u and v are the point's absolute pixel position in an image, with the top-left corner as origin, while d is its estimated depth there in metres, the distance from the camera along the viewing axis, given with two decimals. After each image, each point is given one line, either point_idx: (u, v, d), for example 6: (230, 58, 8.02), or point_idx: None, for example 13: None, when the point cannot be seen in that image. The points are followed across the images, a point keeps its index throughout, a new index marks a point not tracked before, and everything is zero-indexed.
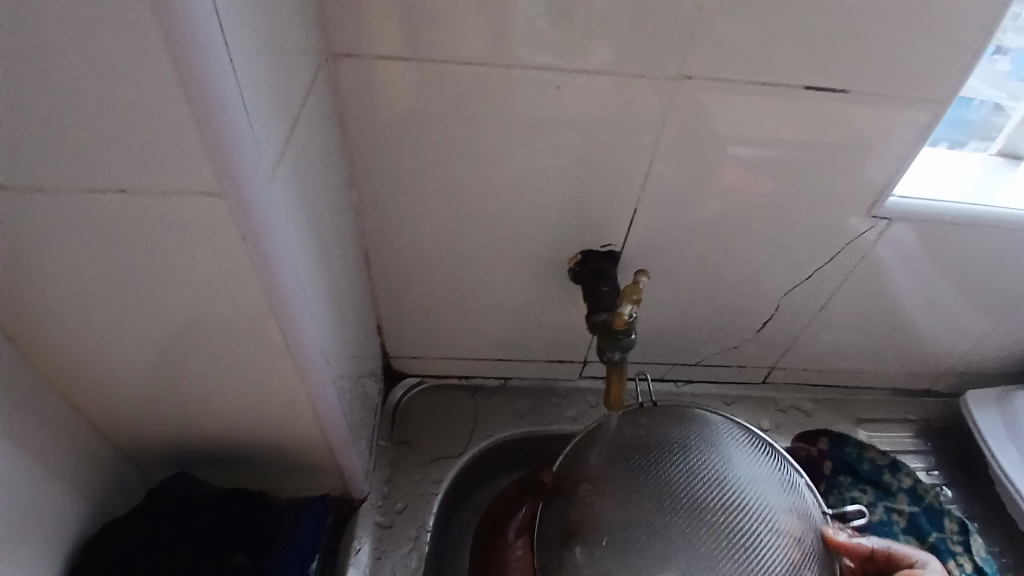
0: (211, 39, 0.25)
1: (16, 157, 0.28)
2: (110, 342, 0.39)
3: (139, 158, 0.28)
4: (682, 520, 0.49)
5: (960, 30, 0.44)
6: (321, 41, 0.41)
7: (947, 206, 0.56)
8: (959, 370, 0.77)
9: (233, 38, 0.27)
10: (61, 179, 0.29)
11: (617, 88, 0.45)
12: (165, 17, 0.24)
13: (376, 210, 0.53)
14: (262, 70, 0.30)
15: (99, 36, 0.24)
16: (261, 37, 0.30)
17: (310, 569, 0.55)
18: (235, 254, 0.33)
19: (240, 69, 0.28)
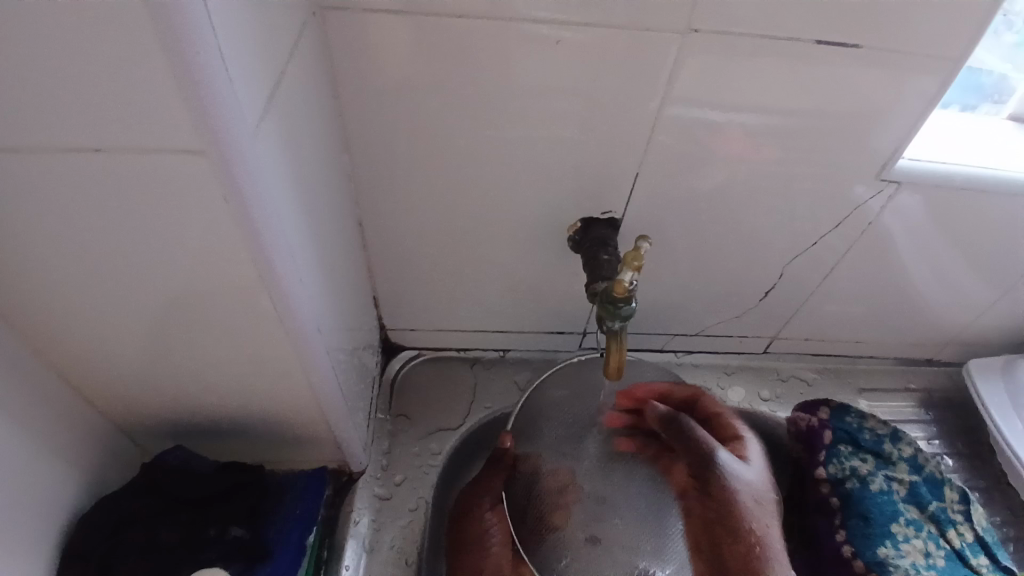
0: None
1: None
2: (95, 312, 0.38)
3: (115, 112, 0.26)
4: (589, 478, 0.57)
5: None
6: None
7: (957, 172, 0.54)
8: (962, 340, 0.76)
9: None
10: (36, 136, 0.27)
11: (620, 46, 0.43)
12: None
13: (369, 176, 0.51)
14: (243, 17, 0.28)
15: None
16: None
17: (309, 540, 0.54)
18: (220, 218, 0.31)
19: (220, 15, 0.26)
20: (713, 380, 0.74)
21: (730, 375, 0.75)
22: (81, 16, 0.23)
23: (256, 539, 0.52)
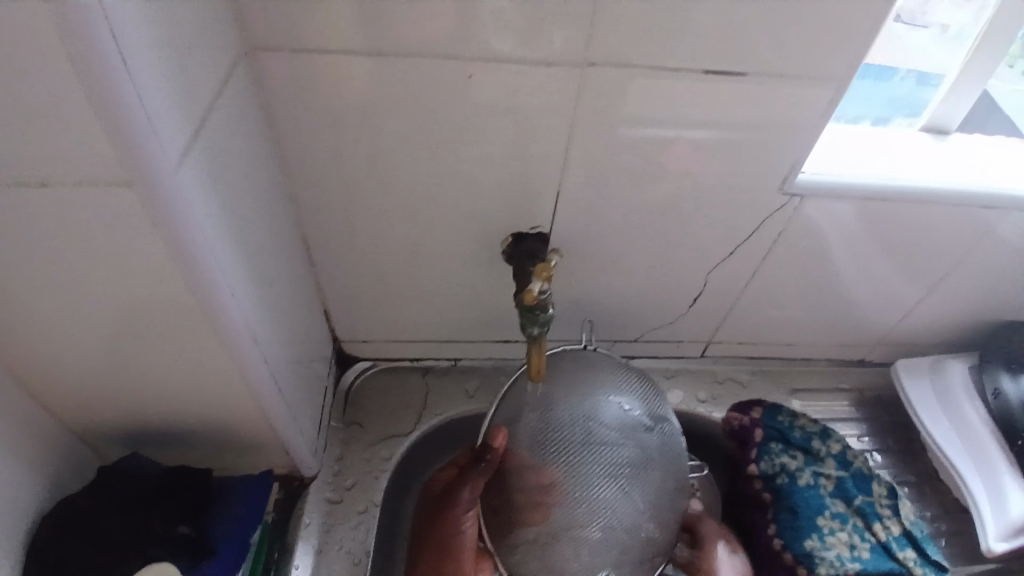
0: (106, 44, 0.27)
1: None
2: (47, 332, 0.41)
3: (46, 148, 0.30)
4: (582, 481, 0.55)
5: (850, 18, 0.46)
6: (238, 38, 0.43)
7: (858, 182, 0.59)
8: (887, 341, 0.81)
9: (130, 40, 0.29)
10: None
11: (527, 78, 0.48)
12: (60, 21, 0.26)
13: (311, 199, 0.55)
14: (164, 66, 0.32)
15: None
16: (161, 34, 0.32)
17: (251, 539, 0.58)
18: (153, 242, 0.35)
19: (140, 68, 0.30)
20: (654, 384, 0.78)
21: (670, 379, 0.79)
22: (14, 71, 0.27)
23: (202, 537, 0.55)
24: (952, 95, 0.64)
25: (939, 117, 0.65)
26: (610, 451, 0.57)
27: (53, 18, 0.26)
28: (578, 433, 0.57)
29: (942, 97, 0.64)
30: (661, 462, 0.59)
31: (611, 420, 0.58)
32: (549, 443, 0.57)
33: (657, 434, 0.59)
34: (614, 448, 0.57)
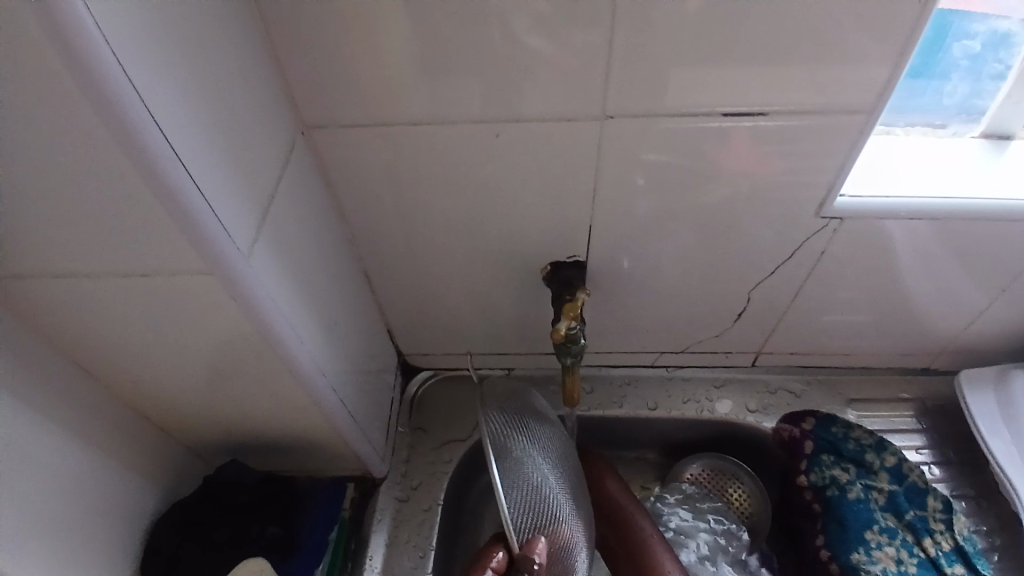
0: (180, 178, 0.34)
1: (77, 265, 0.38)
2: (161, 376, 0.50)
3: (145, 258, 0.38)
4: (566, 523, 0.59)
5: (866, 54, 0.47)
6: (295, 119, 0.51)
7: (900, 203, 0.59)
8: (952, 349, 0.78)
9: (197, 168, 0.36)
10: (106, 273, 0.39)
11: (548, 131, 0.52)
12: (146, 170, 0.33)
13: (369, 239, 0.63)
14: (227, 174, 0.39)
15: (96, 185, 0.33)
16: (224, 148, 0.39)
17: (330, 537, 0.67)
18: (235, 311, 0.42)
19: (208, 187, 0.37)
20: (703, 393, 0.80)
21: (719, 388, 0.80)
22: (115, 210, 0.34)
23: (289, 535, 0.65)
24: (1011, 100, 0.61)
25: (1000, 120, 0.63)
26: (565, 493, 0.61)
27: (141, 169, 0.32)
28: (545, 493, 0.58)
29: (1000, 100, 0.61)
30: (566, 467, 0.65)
31: (535, 464, 0.60)
32: (537, 514, 0.56)
33: (550, 450, 0.64)
34: (560, 484, 0.61)
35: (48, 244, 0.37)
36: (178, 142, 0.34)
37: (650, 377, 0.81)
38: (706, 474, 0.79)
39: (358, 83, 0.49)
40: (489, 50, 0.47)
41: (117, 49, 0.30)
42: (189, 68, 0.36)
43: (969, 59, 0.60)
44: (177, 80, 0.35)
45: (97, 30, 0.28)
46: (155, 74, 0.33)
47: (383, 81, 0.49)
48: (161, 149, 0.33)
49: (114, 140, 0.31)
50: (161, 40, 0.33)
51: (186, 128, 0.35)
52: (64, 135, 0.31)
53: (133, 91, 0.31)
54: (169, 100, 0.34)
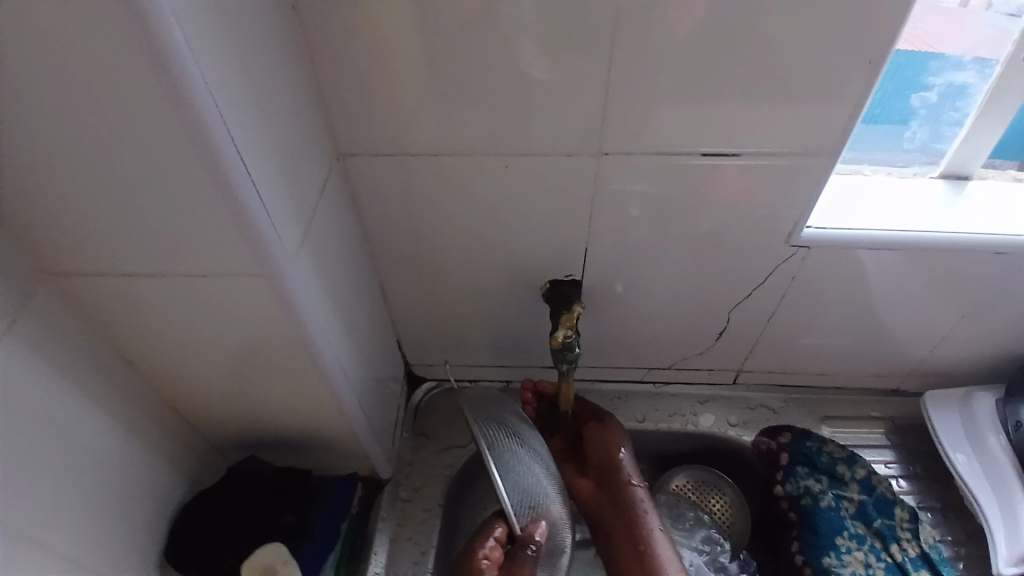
0: (253, 202, 0.40)
1: (148, 264, 0.44)
2: (200, 370, 0.56)
3: (207, 261, 0.44)
4: (555, 508, 0.62)
5: (827, 106, 0.54)
6: (331, 146, 0.58)
7: (861, 234, 0.65)
8: (918, 372, 0.85)
9: (266, 190, 0.42)
10: (171, 273, 0.45)
11: (552, 164, 0.59)
12: (228, 194, 0.39)
13: (387, 255, 0.69)
14: (284, 194, 0.46)
15: (181, 200, 0.39)
16: (283, 172, 0.46)
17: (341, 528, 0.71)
18: (278, 312, 0.48)
19: (272, 207, 0.43)
20: (688, 407, 0.86)
21: (703, 403, 0.86)
22: (192, 222, 0.41)
23: (304, 523, 0.68)
24: (967, 143, 0.68)
25: (957, 163, 0.70)
26: (553, 480, 0.64)
27: (225, 192, 0.39)
28: (533, 483, 0.61)
29: (957, 145, 0.68)
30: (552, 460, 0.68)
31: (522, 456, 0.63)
32: (533, 495, 0.60)
33: (537, 444, 0.67)
34: (549, 473, 0.64)
35: (128, 246, 0.43)
36: (252, 168, 0.40)
37: (640, 391, 0.87)
38: (690, 484, 0.83)
39: (389, 117, 0.56)
40: (504, 93, 0.54)
41: (218, 95, 0.36)
42: (260, 104, 0.42)
43: (927, 109, 0.69)
44: (255, 119, 0.41)
45: (201, 73, 0.34)
46: (240, 115, 0.39)
47: (410, 117, 0.56)
48: (240, 174, 0.39)
49: (205, 166, 0.37)
50: (243, 79, 0.39)
51: (260, 158, 0.42)
52: (161, 160, 0.37)
53: (225, 130, 0.37)
54: (250, 135, 0.40)
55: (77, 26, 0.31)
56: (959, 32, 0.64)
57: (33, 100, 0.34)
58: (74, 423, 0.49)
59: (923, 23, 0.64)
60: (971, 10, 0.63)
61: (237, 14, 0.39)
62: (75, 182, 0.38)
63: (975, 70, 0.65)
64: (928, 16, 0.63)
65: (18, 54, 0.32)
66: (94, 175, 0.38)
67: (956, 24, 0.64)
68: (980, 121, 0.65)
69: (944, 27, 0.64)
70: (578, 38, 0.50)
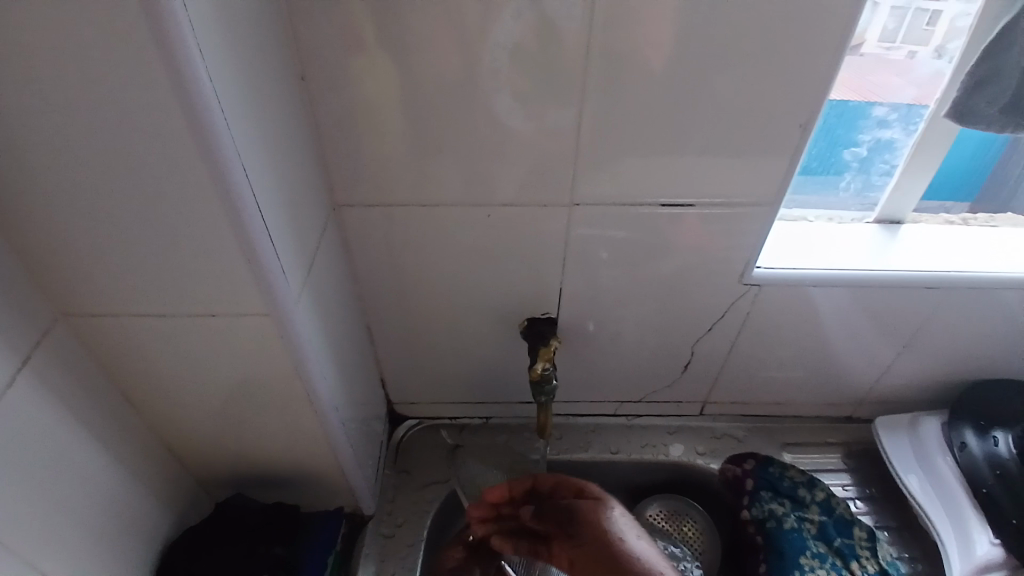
0: (267, 246, 0.45)
1: (161, 302, 0.48)
2: (196, 406, 0.59)
3: (217, 300, 0.48)
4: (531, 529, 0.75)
5: (769, 160, 0.62)
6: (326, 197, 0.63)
7: (806, 273, 0.73)
8: (868, 401, 0.92)
9: (276, 235, 0.47)
10: (182, 311, 0.49)
11: (528, 212, 0.65)
12: (245, 239, 0.43)
13: (374, 297, 0.73)
14: (291, 240, 0.50)
15: (200, 244, 0.44)
16: (289, 221, 0.50)
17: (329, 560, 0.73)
18: (279, 347, 0.52)
19: (281, 251, 0.48)
20: (659, 438, 0.91)
21: (672, 434, 0.91)
22: (208, 264, 0.45)
23: (292, 556, 0.70)
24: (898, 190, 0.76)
25: (892, 209, 0.78)
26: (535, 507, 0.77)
27: (242, 238, 0.43)
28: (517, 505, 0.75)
29: (889, 193, 0.77)
30: None
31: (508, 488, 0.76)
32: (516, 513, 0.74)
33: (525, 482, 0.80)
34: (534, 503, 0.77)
35: (144, 286, 0.47)
36: (266, 216, 0.45)
37: (613, 425, 0.91)
38: (664, 514, 0.87)
39: (380, 170, 0.61)
40: (485, 148, 0.60)
41: (242, 153, 0.41)
42: (272, 161, 0.47)
43: (858, 162, 0.76)
44: (269, 173, 0.46)
45: (226, 133, 0.39)
46: (258, 170, 0.44)
47: (400, 171, 0.61)
48: (256, 222, 0.43)
49: (226, 215, 0.42)
50: (259, 139, 0.44)
51: (272, 208, 0.46)
52: (185, 208, 0.41)
53: (247, 183, 0.42)
54: (265, 188, 0.45)
55: (122, 95, 0.36)
56: (903, 81, 0.69)
57: (73, 157, 0.39)
58: (77, 458, 0.51)
59: (868, 76, 0.69)
60: (919, 58, 0.67)
61: (254, 82, 0.44)
62: (102, 228, 0.42)
63: (899, 127, 0.72)
64: (874, 68, 0.68)
65: (65, 119, 0.37)
66: (121, 222, 0.42)
67: (901, 72, 0.68)
68: (908, 172, 0.74)
69: (890, 77, 0.69)
70: (551, 102, 0.57)
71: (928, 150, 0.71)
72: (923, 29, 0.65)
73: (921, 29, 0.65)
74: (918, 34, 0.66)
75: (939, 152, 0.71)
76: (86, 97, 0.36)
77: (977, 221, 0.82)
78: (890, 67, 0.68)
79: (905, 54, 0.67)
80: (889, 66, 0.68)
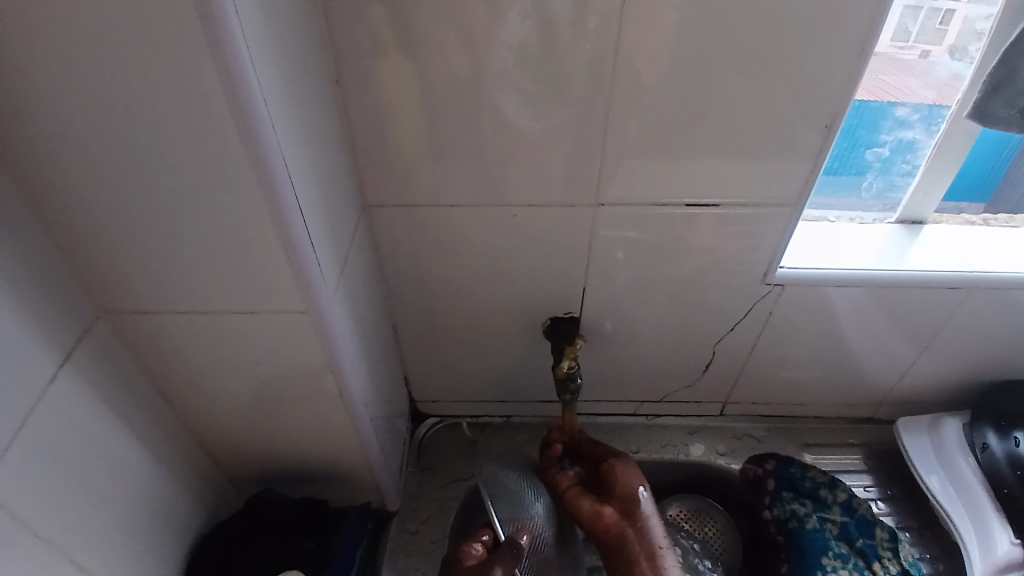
0: (306, 246, 0.46)
1: (204, 301, 0.49)
2: (231, 402, 0.60)
3: (258, 299, 0.49)
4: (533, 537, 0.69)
5: (794, 162, 0.62)
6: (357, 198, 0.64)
7: (828, 273, 0.73)
8: (889, 402, 0.92)
9: (316, 236, 0.49)
10: (223, 309, 0.50)
11: (554, 213, 0.66)
12: (287, 240, 0.45)
13: (400, 297, 0.75)
14: (328, 240, 0.52)
15: (244, 245, 0.45)
16: (327, 222, 0.52)
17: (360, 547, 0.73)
18: (315, 344, 0.54)
19: (320, 251, 0.49)
20: (679, 438, 0.91)
21: (693, 433, 0.92)
22: (250, 263, 0.46)
23: (324, 545, 0.70)
24: (922, 189, 0.76)
25: (912, 210, 0.79)
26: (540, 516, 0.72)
27: (284, 239, 0.45)
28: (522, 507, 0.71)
29: (911, 192, 0.77)
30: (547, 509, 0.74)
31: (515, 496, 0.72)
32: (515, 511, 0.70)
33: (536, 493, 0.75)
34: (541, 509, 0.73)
35: (186, 283, 0.48)
36: (308, 217, 0.47)
37: (632, 424, 0.92)
38: (686, 513, 0.88)
39: (409, 172, 0.63)
40: (512, 150, 0.61)
41: (287, 156, 0.43)
42: (312, 164, 0.49)
43: (881, 162, 0.76)
44: (309, 175, 0.48)
45: (273, 137, 0.40)
46: (299, 173, 0.46)
47: (429, 173, 0.63)
48: (297, 223, 0.45)
49: (270, 216, 0.43)
50: (301, 143, 0.46)
51: (313, 210, 0.48)
52: (231, 210, 0.43)
53: (290, 185, 0.43)
54: (306, 190, 0.47)
55: (177, 98, 0.37)
56: (921, 83, 0.69)
57: (126, 161, 0.40)
58: (117, 450, 0.53)
59: (883, 77, 0.68)
60: (932, 59, 0.68)
61: (296, 87, 0.46)
62: (150, 226, 0.44)
63: (921, 127, 0.72)
64: (889, 69, 0.68)
65: (120, 123, 0.38)
66: (169, 222, 0.44)
67: (918, 74, 0.69)
68: (929, 172, 0.74)
69: (907, 79, 0.69)
70: (579, 104, 0.58)
71: (949, 151, 0.71)
72: (936, 28, 0.65)
73: (933, 29, 0.65)
74: (930, 34, 0.66)
75: (961, 151, 0.71)
76: (142, 102, 0.37)
77: (998, 222, 0.82)
78: (905, 68, 0.68)
79: (918, 54, 0.67)
80: (904, 67, 0.68)
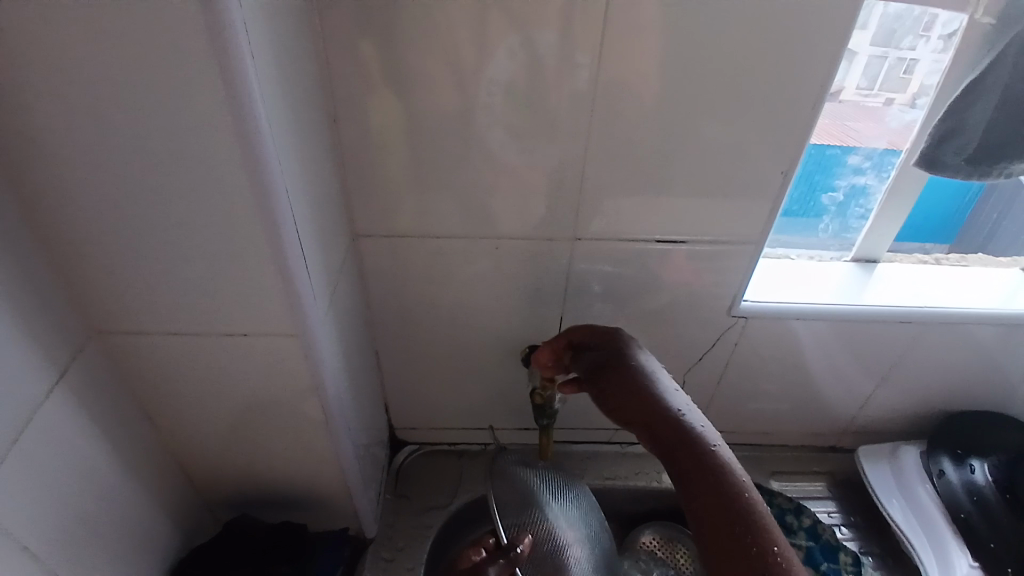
0: (300, 273, 0.49)
1: (196, 322, 0.51)
2: (215, 423, 0.61)
3: (250, 322, 0.51)
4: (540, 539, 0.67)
5: (756, 202, 0.67)
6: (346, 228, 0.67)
7: (788, 305, 0.78)
8: (851, 432, 0.96)
9: (309, 263, 0.51)
10: (215, 331, 0.52)
11: (533, 246, 0.70)
12: (282, 266, 0.47)
13: (383, 324, 0.77)
14: (319, 267, 0.54)
15: (240, 269, 0.47)
16: (319, 250, 0.54)
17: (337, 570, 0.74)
18: (302, 367, 0.55)
19: (312, 278, 0.52)
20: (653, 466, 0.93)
21: None
22: (245, 287, 0.49)
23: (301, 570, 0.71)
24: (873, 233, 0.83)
25: (867, 250, 0.84)
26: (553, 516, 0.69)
27: (279, 265, 0.47)
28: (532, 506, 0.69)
29: (863, 234, 0.83)
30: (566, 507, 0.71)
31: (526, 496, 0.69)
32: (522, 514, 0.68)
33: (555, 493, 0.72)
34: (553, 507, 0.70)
35: (181, 304, 0.50)
36: (302, 245, 0.49)
37: (607, 452, 0.95)
38: (658, 541, 0.87)
39: (397, 203, 0.66)
40: (496, 185, 0.65)
41: (287, 188, 0.46)
42: (308, 195, 0.52)
43: (836, 206, 0.82)
44: (305, 207, 0.50)
45: (277, 170, 0.43)
46: (297, 204, 0.48)
47: (416, 205, 0.66)
48: (292, 251, 0.47)
49: (267, 242, 0.46)
50: (299, 176, 0.49)
51: (307, 239, 0.51)
52: (230, 235, 0.45)
53: (288, 214, 0.46)
54: (301, 220, 0.50)
55: (189, 131, 0.40)
56: (879, 129, 0.74)
57: (134, 187, 0.43)
58: (100, 468, 0.53)
59: (846, 121, 0.74)
60: (894, 106, 0.73)
61: (298, 126, 0.49)
62: (150, 250, 0.46)
63: (874, 173, 0.78)
64: (852, 113, 0.73)
65: (132, 152, 0.41)
66: (169, 246, 0.46)
67: (877, 120, 0.74)
68: (881, 216, 0.80)
69: (867, 123, 0.74)
70: (559, 143, 0.62)
71: (900, 194, 0.78)
72: (899, 78, 0.70)
73: (896, 78, 0.70)
74: (893, 82, 0.71)
75: (910, 196, 0.78)
76: (156, 134, 0.40)
77: (949, 261, 0.88)
78: (867, 113, 0.73)
79: (882, 101, 0.73)
80: (868, 113, 0.73)
